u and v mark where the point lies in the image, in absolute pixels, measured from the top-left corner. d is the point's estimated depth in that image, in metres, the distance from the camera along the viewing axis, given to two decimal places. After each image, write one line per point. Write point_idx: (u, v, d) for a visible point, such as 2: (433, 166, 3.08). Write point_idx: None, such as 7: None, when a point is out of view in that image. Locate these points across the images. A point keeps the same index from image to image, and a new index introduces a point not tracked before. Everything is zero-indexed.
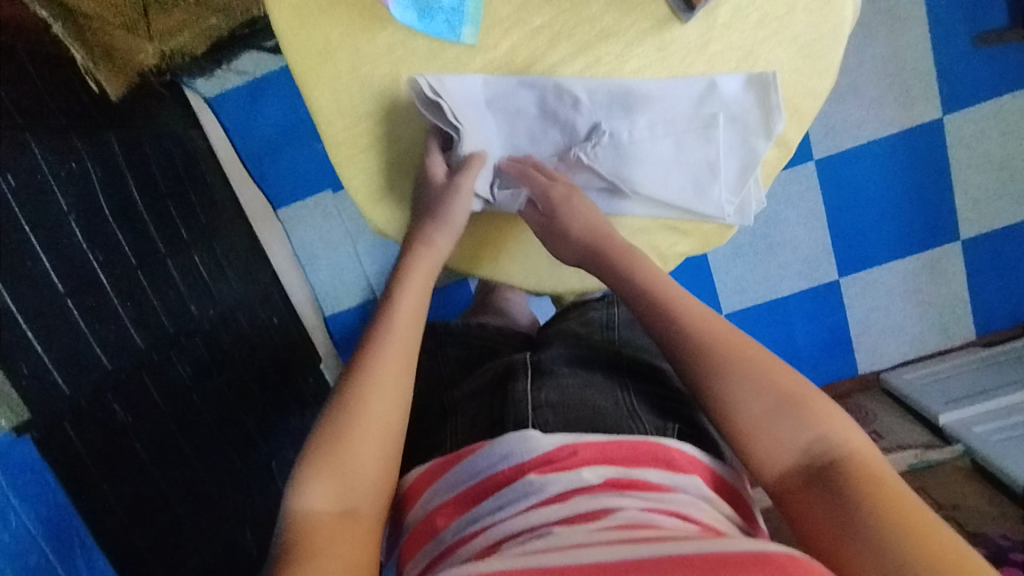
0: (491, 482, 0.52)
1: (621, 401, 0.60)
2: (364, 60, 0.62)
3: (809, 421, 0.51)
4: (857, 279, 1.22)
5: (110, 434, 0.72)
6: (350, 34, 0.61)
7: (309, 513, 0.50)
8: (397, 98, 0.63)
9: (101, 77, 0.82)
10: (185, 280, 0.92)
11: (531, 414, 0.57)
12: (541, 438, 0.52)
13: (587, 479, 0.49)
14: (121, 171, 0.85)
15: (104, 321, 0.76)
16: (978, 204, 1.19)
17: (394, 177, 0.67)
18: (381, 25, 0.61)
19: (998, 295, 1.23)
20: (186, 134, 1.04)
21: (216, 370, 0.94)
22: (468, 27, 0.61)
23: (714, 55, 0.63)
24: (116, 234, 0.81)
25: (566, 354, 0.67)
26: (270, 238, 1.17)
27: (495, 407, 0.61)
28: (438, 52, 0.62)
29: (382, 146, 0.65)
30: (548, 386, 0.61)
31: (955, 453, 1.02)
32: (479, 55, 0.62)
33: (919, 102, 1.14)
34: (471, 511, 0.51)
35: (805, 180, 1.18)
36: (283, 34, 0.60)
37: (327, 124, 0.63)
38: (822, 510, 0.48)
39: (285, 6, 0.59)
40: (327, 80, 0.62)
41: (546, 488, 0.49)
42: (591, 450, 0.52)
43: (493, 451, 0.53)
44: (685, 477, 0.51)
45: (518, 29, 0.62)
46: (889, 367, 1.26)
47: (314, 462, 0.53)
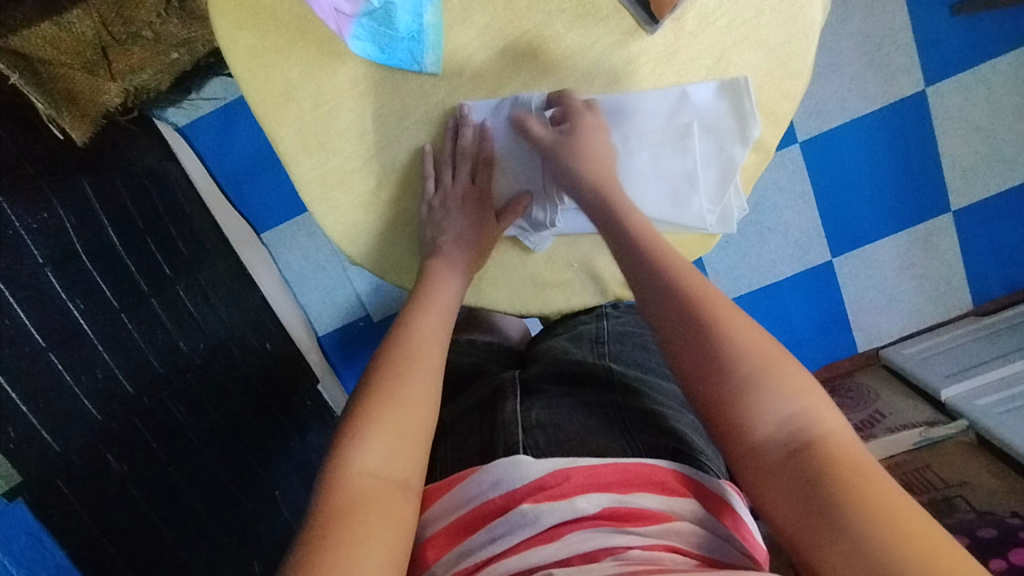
0: (482, 510, 0.52)
1: (612, 419, 0.60)
2: (326, 95, 0.61)
3: (788, 393, 0.48)
4: (850, 258, 1.21)
5: (107, 486, 0.72)
6: (310, 70, 0.60)
7: (358, 473, 0.48)
8: (365, 131, 0.63)
9: (66, 124, 0.81)
10: (172, 317, 0.91)
11: (521, 437, 0.57)
12: (533, 463, 0.52)
13: (581, 509, 0.49)
14: (95, 215, 0.84)
15: (89, 371, 0.74)
16: (967, 174, 1.17)
17: (364, 213, 0.66)
18: (341, 60, 0.60)
19: (993, 263, 1.22)
20: (162, 167, 1.03)
21: (212, 406, 0.93)
22: (430, 55, 0.60)
23: (684, 65, 0.63)
24: (96, 280, 0.80)
25: (556, 370, 0.67)
26: (256, 263, 1.15)
27: (483, 429, 0.61)
28: (402, 82, 0.62)
29: (353, 181, 0.64)
30: (538, 407, 0.62)
31: (960, 428, 1.02)
32: (443, 82, 0.62)
33: (900, 75, 1.12)
34: (464, 543, 0.51)
35: (791, 164, 1.17)
36: (243, 77, 0.60)
37: (294, 162, 0.63)
38: (796, 493, 0.45)
39: (242, 48, 0.59)
40: (290, 120, 0.61)
41: (541, 518, 0.49)
42: (583, 475, 0.52)
43: (484, 478, 0.53)
44: (682, 500, 0.51)
45: (483, 51, 0.61)
46: (888, 343, 1.25)
47: (367, 422, 0.51)
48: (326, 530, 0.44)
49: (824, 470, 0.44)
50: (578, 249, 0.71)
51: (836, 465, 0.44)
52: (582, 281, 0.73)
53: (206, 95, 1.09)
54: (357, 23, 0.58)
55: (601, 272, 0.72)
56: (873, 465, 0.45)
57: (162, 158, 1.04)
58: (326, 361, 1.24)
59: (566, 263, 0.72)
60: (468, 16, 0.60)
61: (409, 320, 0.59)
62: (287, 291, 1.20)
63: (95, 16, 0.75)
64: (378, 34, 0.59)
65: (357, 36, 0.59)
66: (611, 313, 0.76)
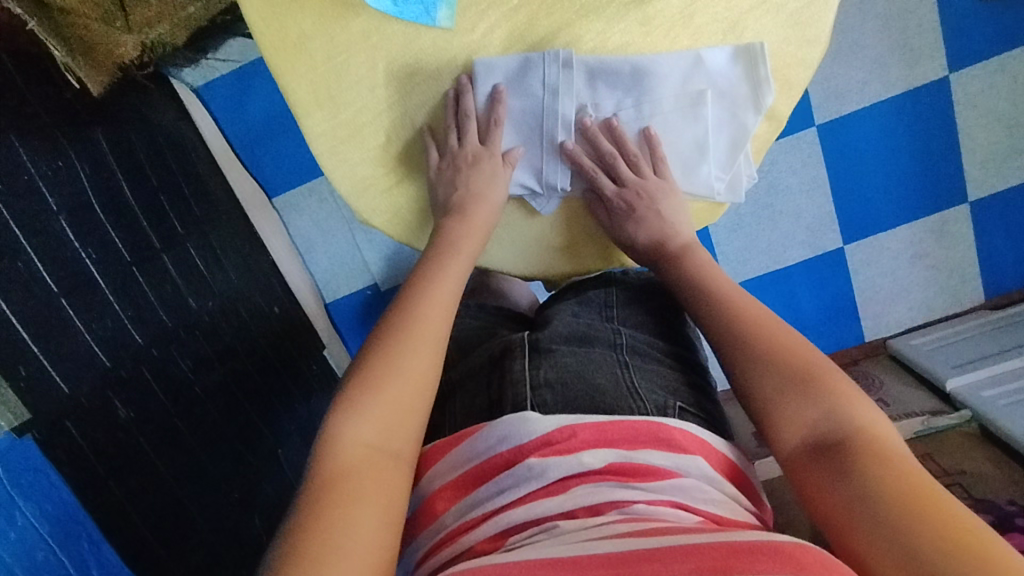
0: (490, 464, 0.55)
1: (621, 378, 0.63)
2: (339, 48, 0.61)
3: (815, 396, 0.52)
4: (863, 246, 1.20)
5: (115, 431, 0.73)
6: (324, 23, 0.60)
7: (351, 443, 0.49)
8: (377, 89, 0.63)
9: (83, 73, 0.81)
10: (182, 273, 0.93)
11: (530, 397, 0.60)
12: (540, 420, 0.56)
13: (587, 463, 0.53)
14: (110, 168, 0.85)
15: (99, 319, 0.76)
16: (986, 163, 1.15)
17: (374, 166, 0.66)
18: (354, 12, 0.60)
19: (1009, 257, 1.20)
20: (176, 126, 1.03)
21: (217, 363, 0.94)
22: (444, 10, 0.61)
23: (700, 27, 0.63)
24: (109, 233, 0.81)
25: (567, 331, 0.68)
26: (267, 227, 1.17)
27: (493, 385, 0.65)
28: (414, 37, 0.62)
29: (359, 137, 0.65)
30: (544, 365, 0.63)
31: (962, 419, 1.01)
32: (456, 38, 0.62)
33: (923, 60, 1.10)
34: (471, 495, 0.55)
35: (808, 147, 1.15)
36: (257, 26, 0.60)
37: (305, 116, 0.63)
38: (830, 485, 0.48)
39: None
40: (302, 71, 0.61)
41: (547, 472, 0.53)
42: (589, 431, 0.55)
43: (492, 433, 0.57)
44: (686, 459, 0.55)
45: (495, 10, 0.62)
46: (896, 334, 1.25)
47: (361, 393, 0.51)
48: (321, 495, 0.45)
49: (855, 461, 0.47)
50: (584, 219, 0.74)
51: (869, 455, 0.47)
52: (586, 246, 0.75)
53: (222, 56, 1.09)
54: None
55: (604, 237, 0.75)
56: (905, 458, 0.47)
57: (176, 117, 1.05)
58: (333, 328, 1.26)
59: (576, 231, 0.74)
60: None
61: (417, 292, 0.59)
62: (297, 259, 1.22)
63: None
64: None
65: None
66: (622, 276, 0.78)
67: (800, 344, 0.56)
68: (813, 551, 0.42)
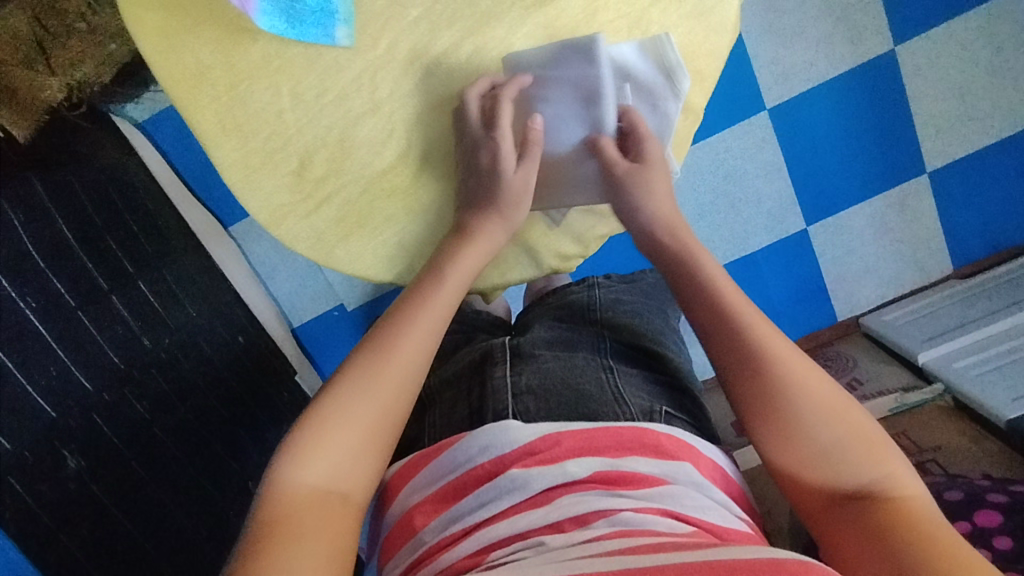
0: (473, 475, 0.54)
1: (605, 383, 0.63)
2: (241, 76, 0.61)
3: (870, 460, 0.52)
4: (826, 226, 1.20)
5: (64, 483, 0.72)
6: (220, 51, 0.60)
7: (300, 481, 0.48)
8: (285, 114, 0.64)
9: (5, 118, 0.79)
10: (135, 313, 0.91)
11: (511, 403, 0.60)
12: (523, 429, 0.55)
13: (572, 473, 0.52)
14: (48, 213, 0.83)
15: (42, 369, 0.75)
16: (940, 134, 1.15)
17: (290, 193, 0.67)
18: (252, 37, 0.61)
19: (972, 225, 1.20)
20: (122, 162, 1.01)
21: (178, 401, 0.92)
22: (343, 28, 0.61)
23: (604, 23, 0.66)
24: (50, 279, 0.80)
25: (546, 338, 0.70)
26: (225, 257, 1.15)
27: (473, 395, 0.64)
28: (315, 57, 0.62)
29: (271, 163, 0.65)
30: (527, 371, 0.64)
31: (935, 393, 1.00)
32: (357, 56, 0.63)
33: (867, 35, 1.09)
34: (450, 509, 0.53)
35: (762, 131, 1.14)
36: (155, 60, 0.59)
37: (215, 146, 0.63)
38: (864, 549, 0.48)
39: (151, 30, 0.59)
40: (206, 102, 0.61)
41: (530, 483, 0.52)
42: (572, 439, 0.55)
43: (472, 444, 0.55)
44: (675, 465, 0.54)
45: (395, 23, 0.63)
46: (868, 310, 1.24)
47: (319, 429, 0.50)
48: (259, 541, 0.45)
49: (897, 530, 0.47)
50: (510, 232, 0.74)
51: (910, 526, 0.47)
52: (519, 257, 0.76)
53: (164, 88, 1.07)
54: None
55: (535, 247, 0.76)
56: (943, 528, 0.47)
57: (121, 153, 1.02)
58: (302, 352, 1.25)
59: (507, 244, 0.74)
60: None
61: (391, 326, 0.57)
62: (259, 285, 1.20)
63: (27, 10, 0.82)
64: (283, 7, 0.59)
65: (262, 11, 0.58)
66: (602, 284, 0.81)
67: (849, 406, 0.55)
68: (814, 566, 0.41)
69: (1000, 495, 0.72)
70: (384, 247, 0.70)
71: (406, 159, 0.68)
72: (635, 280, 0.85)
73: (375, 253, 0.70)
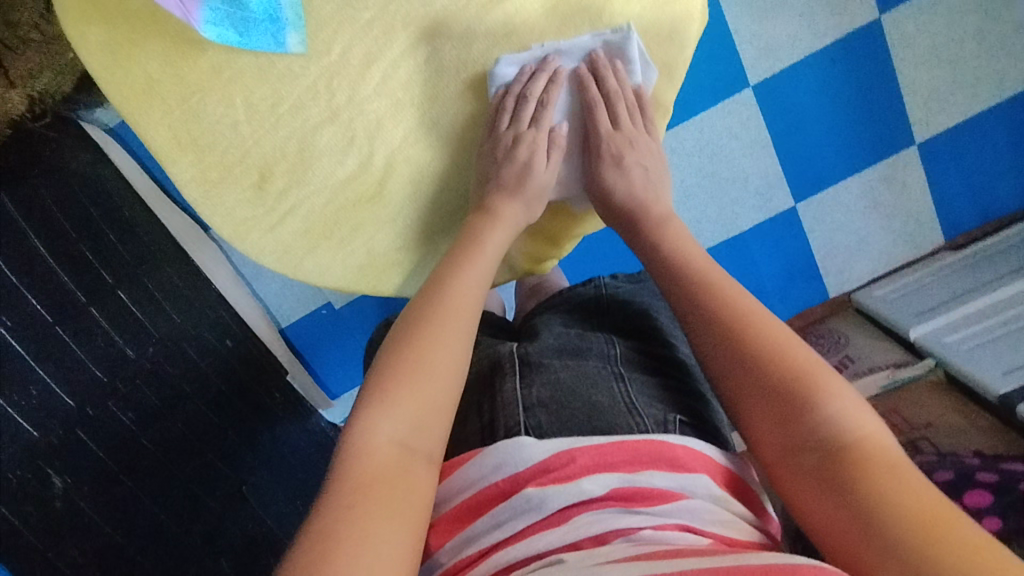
0: (485, 494, 0.50)
1: (619, 394, 0.59)
2: (193, 88, 0.60)
3: (821, 399, 0.49)
4: (815, 202, 1.18)
5: (50, 501, 0.72)
6: (169, 64, 0.59)
7: (379, 440, 0.48)
8: (241, 126, 0.62)
9: None
10: (116, 324, 0.90)
11: (523, 417, 0.56)
12: (536, 445, 0.51)
13: (589, 491, 0.48)
14: (17, 227, 0.82)
15: (22, 388, 0.74)
16: (928, 104, 1.12)
17: (252, 206, 0.66)
18: (200, 48, 0.59)
19: (964, 195, 1.18)
20: (96, 169, 0.99)
21: (166, 410, 0.92)
22: (293, 34, 0.60)
23: (565, 17, 0.65)
24: (25, 296, 0.79)
25: (556, 345, 0.65)
26: (207, 260, 1.14)
27: (483, 409, 0.60)
28: (268, 67, 0.61)
29: (232, 177, 0.65)
30: (538, 382, 0.59)
31: (927, 368, 0.99)
32: (314, 63, 0.61)
33: (851, 5, 1.06)
34: (465, 529, 0.50)
35: (746, 108, 1.12)
36: (103, 76, 0.59)
37: (172, 162, 0.63)
38: (832, 505, 0.46)
39: (94, 44, 0.58)
40: (159, 116, 0.61)
41: (546, 502, 0.48)
42: (589, 455, 0.50)
43: (486, 461, 0.51)
44: (692, 478, 0.50)
45: (349, 26, 0.61)
46: (860, 286, 1.23)
47: (391, 388, 0.50)
48: (344, 503, 0.44)
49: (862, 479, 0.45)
50: None
51: (876, 472, 0.45)
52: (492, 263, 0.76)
53: None
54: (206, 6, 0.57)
55: (508, 254, 0.76)
56: (909, 470, 0.45)
57: (93, 160, 0.99)
58: (292, 352, 1.25)
59: None
60: None
61: (441, 291, 0.57)
62: (244, 287, 1.20)
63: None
64: (232, 17, 0.58)
65: (208, 20, 0.57)
66: (609, 285, 0.76)
67: (794, 342, 0.53)
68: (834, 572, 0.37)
69: (990, 475, 0.72)
70: (349, 254, 0.70)
71: (369, 168, 0.66)
72: (642, 280, 0.78)
73: (346, 264, 0.71)
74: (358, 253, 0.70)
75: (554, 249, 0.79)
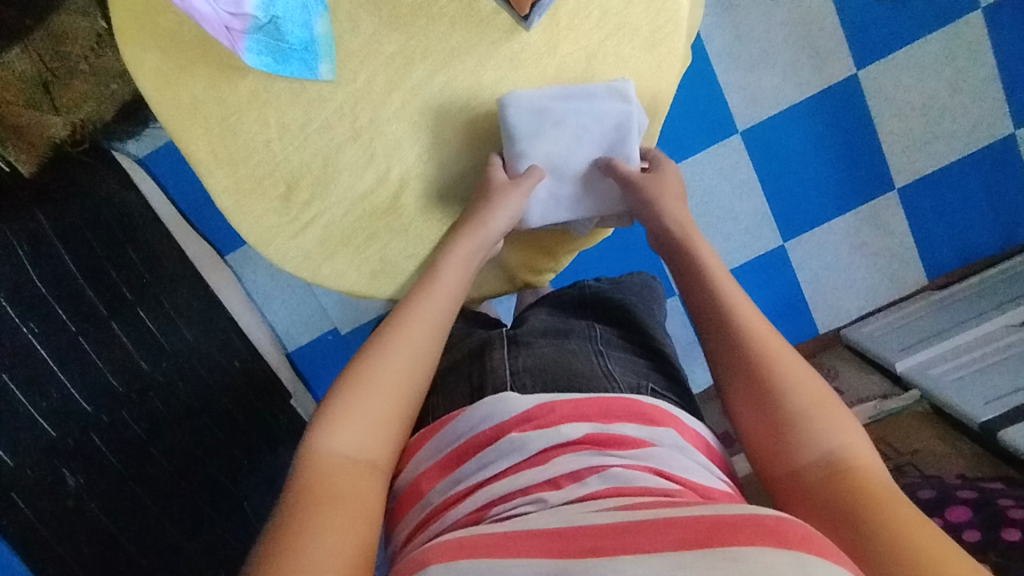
0: (472, 443, 0.54)
1: (596, 363, 0.63)
2: (232, 110, 0.67)
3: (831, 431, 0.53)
4: (803, 241, 1.24)
5: (62, 501, 0.75)
6: (214, 87, 0.66)
7: (331, 454, 0.51)
8: (271, 146, 0.69)
9: (12, 154, 0.85)
10: (133, 338, 0.95)
11: (509, 379, 0.60)
12: (520, 399, 0.55)
13: (566, 434, 0.51)
14: (49, 240, 0.87)
15: (44, 392, 0.78)
16: (906, 152, 1.20)
17: (278, 216, 0.72)
18: (240, 73, 0.66)
19: (943, 237, 1.24)
20: (121, 194, 1.05)
21: (176, 422, 0.95)
22: (324, 63, 0.67)
23: (565, 56, 0.71)
24: (55, 309, 0.84)
25: (543, 327, 0.69)
26: (221, 284, 1.19)
27: (472, 375, 0.64)
28: (300, 90, 0.67)
29: (257, 189, 0.71)
30: (523, 353, 0.64)
31: (913, 399, 1.02)
32: (339, 89, 0.68)
33: (830, 60, 1.15)
34: (455, 472, 0.52)
35: (733, 153, 1.19)
36: (152, 96, 0.66)
37: (209, 174, 0.69)
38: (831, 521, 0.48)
39: (148, 70, 0.66)
40: (200, 133, 0.68)
41: (528, 444, 0.51)
42: (567, 406, 0.54)
43: (474, 413, 0.55)
44: (661, 429, 0.53)
45: (373, 59, 0.68)
46: (849, 323, 1.27)
47: (344, 406, 0.54)
48: (294, 506, 0.47)
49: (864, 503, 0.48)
50: None
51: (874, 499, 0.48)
52: (490, 270, 0.81)
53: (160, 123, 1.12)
54: (250, 37, 0.64)
55: (506, 263, 0.81)
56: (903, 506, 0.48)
57: (121, 187, 1.06)
58: (298, 377, 1.28)
59: None
60: (356, 26, 0.66)
61: (403, 313, 0.62)
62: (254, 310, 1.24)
63: (33, 54, 0.85)
64: (271, 46, 0.65)
65: (251, 50, 0.65)
66: (592, 286, 0.79)
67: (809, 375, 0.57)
68: (795, 523, 0.40)
69: (971, 493, 0.75)
70: (360, 261, 0.76)
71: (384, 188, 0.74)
72: (623, 281, 0.82)
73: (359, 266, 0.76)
74: (367, 259, 0.76)
75: (547, 264, 0.84)
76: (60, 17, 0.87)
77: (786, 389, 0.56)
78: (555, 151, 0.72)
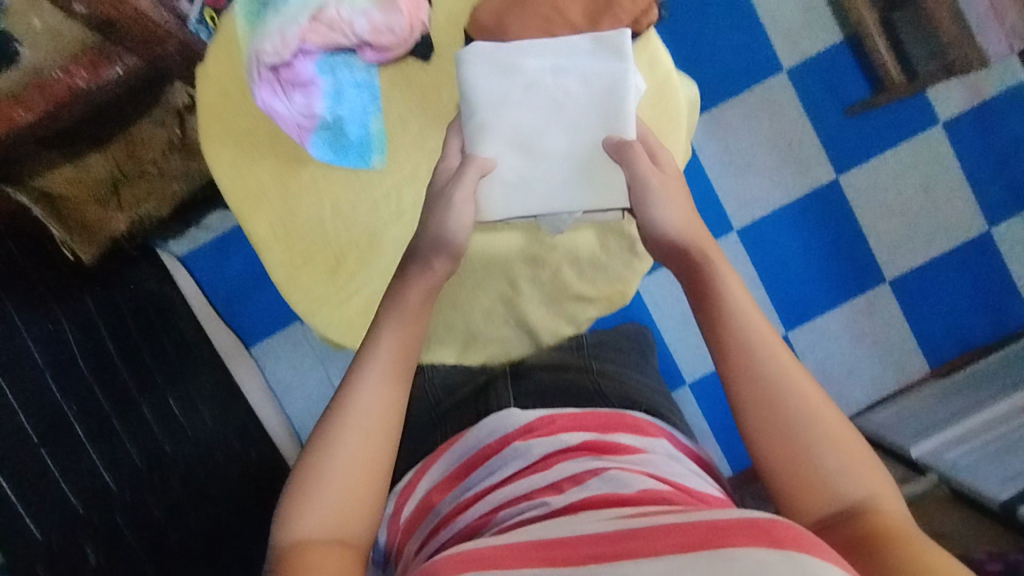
0: (482, 454, 0.68)
1: (583, 387, 0.82)
2: (293, 194, 0.77)
3: (838, 450, 0.54)
4: (804, 330, 1.29)
5: None
6: (279, 175, 0.77)
7: (300, 538, 0.55)
8: (321, 227, 0.78)
9: (77, 245, 0.96)
10: (160, 422, 0.96)
11: (511, 400, 0.81)
12: (521, 414, 0.70)
13: (565, 441, 0.65)
14: (96, 325, 0.95)
15: (76, 470, 0.80)
16: (892, 247, 1.29)
17: (326, 286, 0.79)
18: (304, 165, 0.77)
19: (940, 327, 1.30)
20: (160, 289, 1.12)
21: (193, 506, 0.95)
22: (376, 155, 0.77)
23: None
24: (94, 391, 0.89)
25: (543, 364, 0.88)
26: (246, 377, 1.19)
27: (481, 402, 0.84)
28: (354, 178, 0.77)
29: (307, 262, 0.79)
30: (524, 383, 0.84)
31: (931, 483, 1.02)
32: (387, 176, 0.78)
33: (813, 166, 1.28)
34: (464, 481, 0.66)
35: (731, 250, 1.28)
36: (224, 183, 0.77)
37: (267, 250, 0.78)
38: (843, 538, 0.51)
39: (223, 164, 0.77)
40: (264, 214, 0.78)
41: (529, 450, 0.65)
42: (564, 419, 0.69)
43: (483, 429, 0.70)
44: (650, 439, 0.67)
45: (418, 152, 0.78)
46: (858, 412, 1.30)
47: (306, 491, 0.57)
48: None
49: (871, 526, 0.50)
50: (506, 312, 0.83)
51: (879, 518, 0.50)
52: (518, 335, 0.85)
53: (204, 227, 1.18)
54: (315, 134, 0.74)
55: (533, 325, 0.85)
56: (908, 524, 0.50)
57: (161, 280, 1.13)
58: None
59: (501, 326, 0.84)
60: (405, 126, 0.78)
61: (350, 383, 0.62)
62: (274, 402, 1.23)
63: (110, 158, 0.94)
64: (333, 142, 0.75)
65: (317, 144, 0.74)
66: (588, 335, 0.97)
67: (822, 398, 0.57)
68: (791, 526, 0.43)
69: (999, 566, 0.74)
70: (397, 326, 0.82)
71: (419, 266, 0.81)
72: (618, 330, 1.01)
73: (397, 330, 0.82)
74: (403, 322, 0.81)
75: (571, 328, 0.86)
76: (138, 125, 0.94)
77: (794, 414, 0.56)
78: (522, 111, 0.72)
